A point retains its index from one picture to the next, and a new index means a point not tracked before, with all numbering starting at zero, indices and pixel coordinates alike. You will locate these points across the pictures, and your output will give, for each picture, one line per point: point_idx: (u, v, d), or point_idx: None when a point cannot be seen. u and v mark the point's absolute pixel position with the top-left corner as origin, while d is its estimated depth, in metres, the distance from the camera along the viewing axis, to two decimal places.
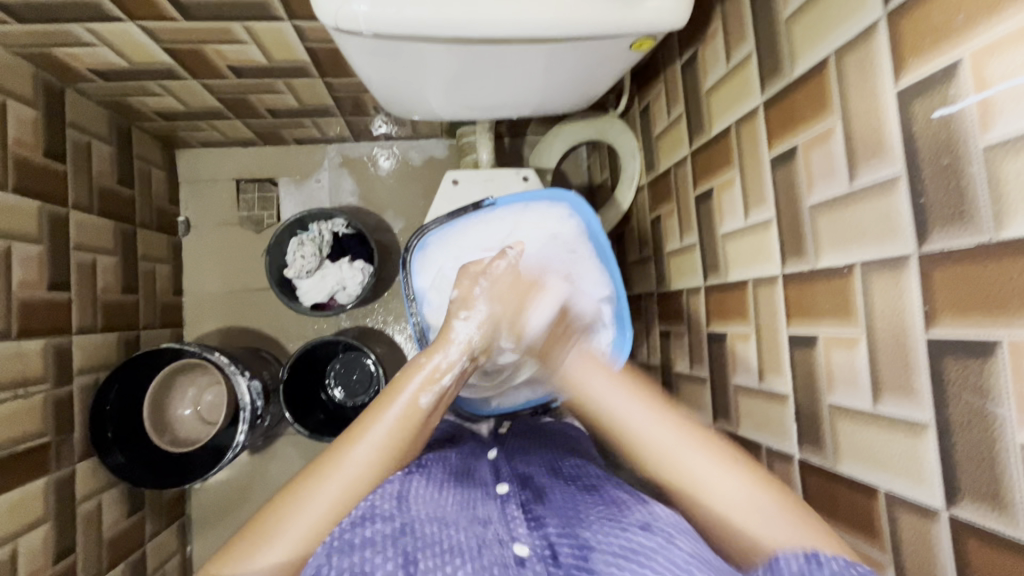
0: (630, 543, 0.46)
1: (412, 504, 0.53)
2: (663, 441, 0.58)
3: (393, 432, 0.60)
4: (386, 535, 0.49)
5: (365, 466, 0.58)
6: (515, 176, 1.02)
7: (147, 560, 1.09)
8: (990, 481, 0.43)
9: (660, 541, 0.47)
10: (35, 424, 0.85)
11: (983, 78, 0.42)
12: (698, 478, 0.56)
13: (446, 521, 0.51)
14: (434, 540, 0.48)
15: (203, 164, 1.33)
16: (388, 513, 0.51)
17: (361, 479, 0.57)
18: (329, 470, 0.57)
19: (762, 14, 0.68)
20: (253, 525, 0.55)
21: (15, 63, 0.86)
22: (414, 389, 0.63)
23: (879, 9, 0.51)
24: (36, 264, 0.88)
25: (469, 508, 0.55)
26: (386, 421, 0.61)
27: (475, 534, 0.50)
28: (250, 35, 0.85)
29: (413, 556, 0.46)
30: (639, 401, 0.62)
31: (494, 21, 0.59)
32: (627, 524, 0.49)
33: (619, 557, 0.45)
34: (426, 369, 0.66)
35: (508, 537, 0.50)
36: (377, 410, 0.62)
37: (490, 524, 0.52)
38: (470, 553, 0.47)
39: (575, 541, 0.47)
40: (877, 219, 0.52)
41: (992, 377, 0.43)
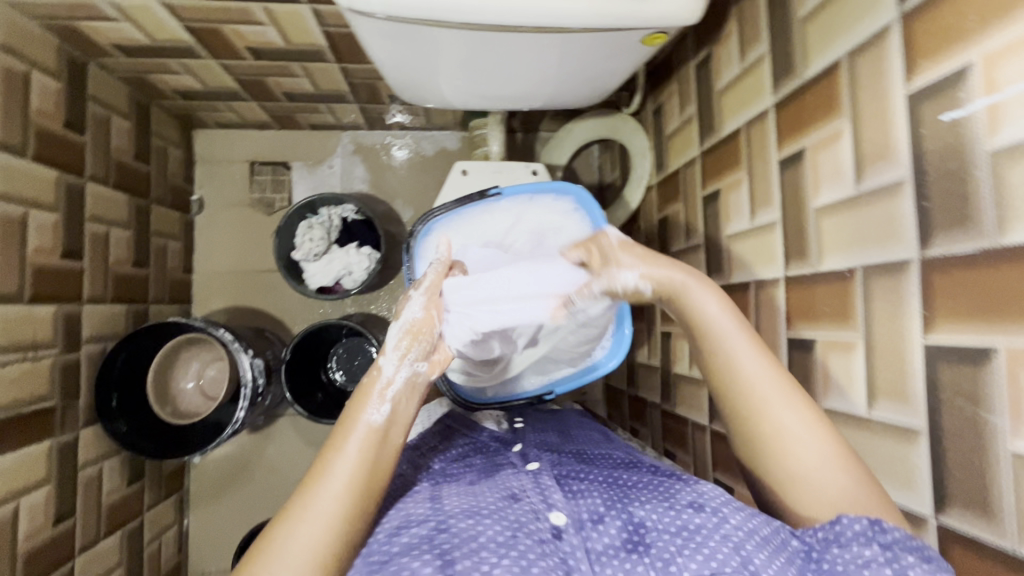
0: (682, 521, 0.51)
1: (446, 504, 0.56)
2: (765, 392, 0.55)
3: (358, 461, 0.53)
4: (422, 536, 0.50)
5: (339, 502, 0.51)
6: (523, 169, 1.03)
7: (144, 530, 1.11)
8: (980, 490, 0.43)
9: (712, 519, 0.50)
10: (42, 388, 0.87)
11: (993, 81, 0.42)
12: (796, 443, 0.53)
13: (479, 509, 0.53)
14: (471, 533, 0.49)
15: (219, 144, 1.35)
16: (423, 517, 0.53)
17: (335, 519, 0.50)
18: (298, 517, 0.50)
19: (777, 15, 0.68)
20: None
21: (41, 35, 0.88)
22: (368, 408, 0.56)
23: (893, 11, 0.50)
24: (52, 232, 0.90)
25: (503, 488, 0.58)
26: (363, 427, 0.55)
27: (508, 519, 0.51)
28: (270, 16, 0.86)
29: (449, 554, 0.47)
30: (761, 355, 0.57)
31: (507, 9, 0.59)
32: (679, 506, 0.53)
33: (677, 535, 0.50)
34: (378, 384, 0.58)
35: (544, 510, 0.54)
36: (334, 444, 0.54)
37: (523, 502, 0.55)
38: (508, 540, 0.48)
39: (628, 520, 0.52)
40: (881, 223, 0.52)
41: (988, 384, 0.42)
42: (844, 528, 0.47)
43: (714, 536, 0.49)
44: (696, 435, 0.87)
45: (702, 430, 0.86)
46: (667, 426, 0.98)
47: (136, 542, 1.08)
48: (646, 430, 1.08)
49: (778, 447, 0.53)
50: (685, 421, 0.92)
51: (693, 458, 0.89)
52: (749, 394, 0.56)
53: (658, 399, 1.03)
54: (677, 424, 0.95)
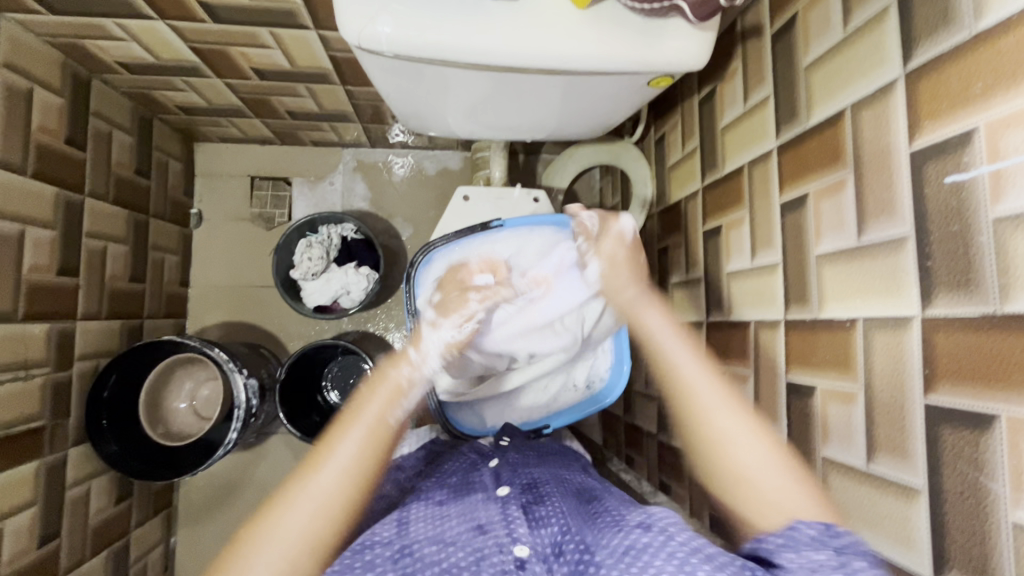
0: (629, 542, 0.50)
1: (412, 528, 0.57)
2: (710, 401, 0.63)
3: (357, 453, 0.59)
4: (387, 558, 0.52)
5: (338, 483, 0.56)
6: (525, 196, 1.03)
7: (130, 550, 1.09)
8: (980, 557, 0.43)
9: (657, 536, 0.50)
10: (32, 407, 0.86)
11: (998, 149, 0.42)
12: (734, 443, 0.59)
13: (447, 538, 0.55)
14: (435, 558, 0.52)
15: (220, 158, 1.35)
16: (388, 539, 0.55)
17: (330, 501, 0.55)
18: (298, 494, 0.55)
19: (782, 59, 0.68)
20: (226, 555, 0.52)
21: (46, 52, 0.88)
22: (380, 407, 0.63)
23: (898, 68, 0.51)
24: (48, 249, 0.89)
25: (471, 516, 0.58)
26: (360, 425, 0.61)
27: (473, 547, 0.52)
28: (276, 40, 0.87)
29: (412, 573, 0.50)
30: (717, 385, 0.64)
31: (515, 51, 0.60)
32: (628, 527, 0.53)
33: (623, 556, 0.49)
34: (393, 385, 0.65)
35: (508, 541, 0.52)
36: (338, 432, 0.60)
37: (492, 529, 0.54)
38: (470, 566, 0.50)
39: (580, 542, 0.52)
40: (883, 276, 0.52)
41: (989, 451, 0.42)
42: (800, 533, 0.49)
43: (660, 553, 0.48)
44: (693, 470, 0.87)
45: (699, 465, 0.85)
46: (662, 458, 0.98)
47: (121, 562, 1.06)
48: (641, 458, 1.07)
49: (722, 454, 0.59)
50: (682, 455, 0.91)
51: (689, 493, 0.88)
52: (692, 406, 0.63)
53: (654, 429, 1.02)
54: (672, 456, 0.94)
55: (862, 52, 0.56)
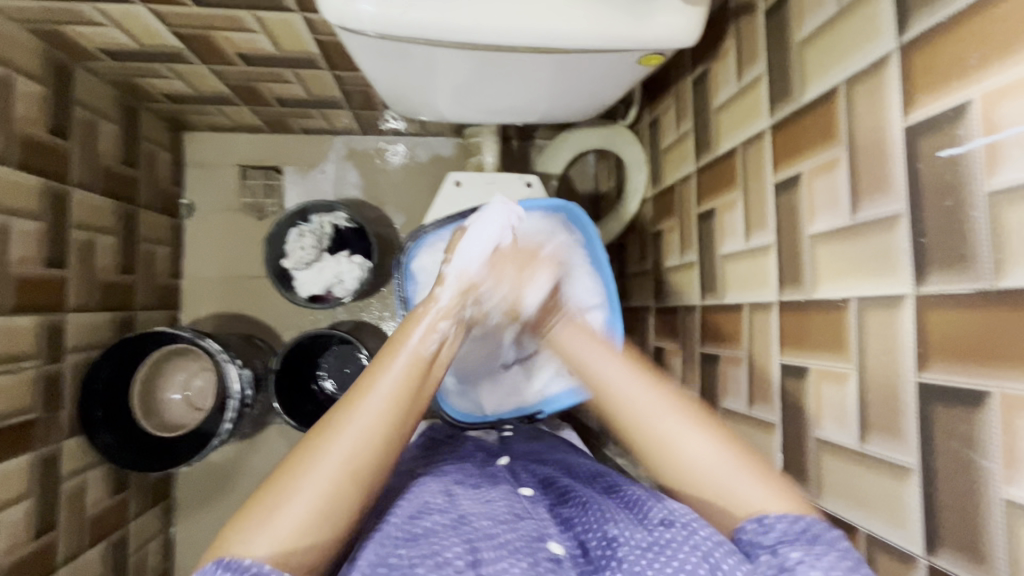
0: (653, 537, 0.50)
1: (461, 504, 0.57)
2: (641, 405, 0.61)
3: (404, 381, 0.57)
4: (443, 527, 0.52)
5: (383, 412, 0.55)
6: (517, 181, 1.01)
7: (129, 540, 1.10)
8: (972, 534, 0.43)
9: (681, 530, 0.50)
10: (24, 400, 0.86)
11: (993, 120, 0.41)
12: (678, 440, 0.58)
13: (499, 517, 0.55)
14: (492, 534, 0.51)
15: (209, 148, 1.33)
16: (440, 510, 0.55)
17: (377, 428, 0.54)
18: (344, 421, 0.53)
19: (775, 35, 0.67)
20: (276, 479, 0.51)
21: (25, 39, 0.86)
22: (420, 336, 0.61)
23: (892, 41, 0.50)
24: (35, 241, 0.88)
25: (510, 503, 0.58)
26: (393, 374, 0.57)
27: (523, 530, 0.53)
28: (261, 24, 0.85)
29: (476, 549, 0.49)
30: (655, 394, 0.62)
31: (502, 29, 0.58)
32: (650, 524, 0.53)
33: (646, 551, 0.49)
34: (424, 321, 0.63)
35: (546, 534, 0.53)
36: (383, 361, 0.58)
37: (529, 519, 0.55)
38: (524, 548, 0.50)
39: (603, 537, 0.52)
40: (876, 254, 0.51)
41: (982, 428, 0.42)
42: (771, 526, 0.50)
43: (684, 547, 0.48)
44: None
45: None
46: None
47: (120, 553, 1.07)
48: None
49: (669, 451, 0.58)
50: None
51: None
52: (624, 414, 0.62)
53: None
54: None
55: (856, 26, 0.54)
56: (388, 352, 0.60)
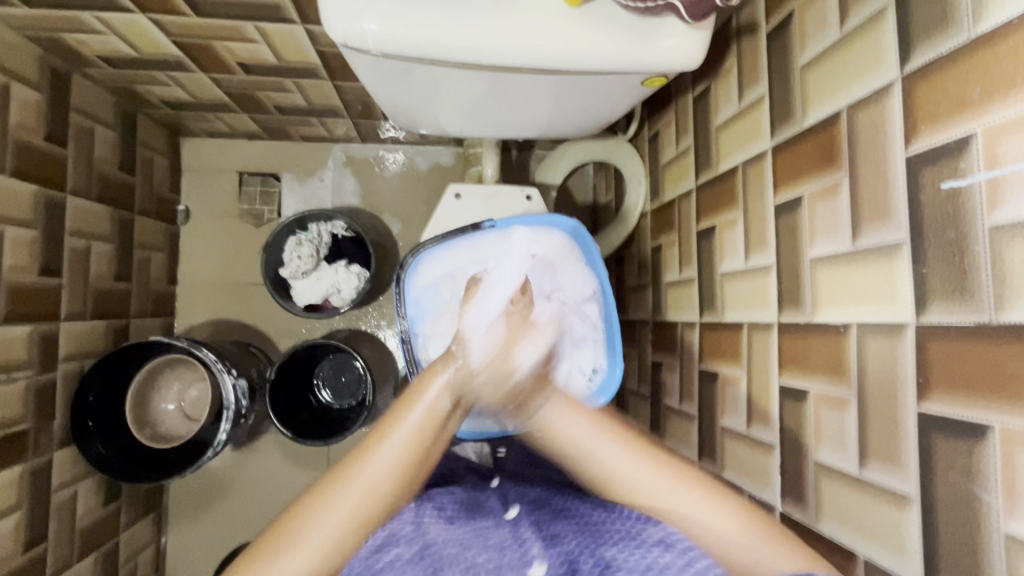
0: (651, 559, 0.51)
1: (430, 526, 0.58)
2: (584, 440, 0.61)
3: (411, 442, 0.57)
4: (408, 558, 0.54)
5: (387, 470, 0.55)
6: (517, 194, 1.01)
7: (119, 551, 1.08)
8: (973, 566, 0.43)
9: (680, 560, 0.50)
10: (15, 411, 0.84)
11: (995, 155, 0.41)
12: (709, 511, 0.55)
13: (465, 543, 0.57)
14: (458, 559, 0.54)
15: (208, 154, 1.33)
16: (409, 536, 0.56)
17: (379, 488, 0.54)
18: (344, 481, 0.54)
19: (777, 57, 0.67)
20: (272, 532, 0.52)
21: (22, 46, 0.85)
22: (436, 391, 0.60)
23: (895, 71, 0.50)
24: (29, 250, 0.87)
25: (485, 535, 0.59)
26: (382, 458, 0.55)
27: (493, 553, 0.55)
28: (262, 34, 0.84)
29: (436, 570, 0.53)
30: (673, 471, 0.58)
31: (506, 50, 0.58)
32: (648, 542, 0.53)
33: (645, 573, 0.50)
34: (441, 377, 0.62)
35: (524, 561, 0.54)
36: (396, 417, 0.58)
37: (507, 542, 0.57)
38: (491, 573, 0.53)
39: (597, 561, 0.53)
40: (877, 280, 0.51)
41: (982, 461, 0.42)
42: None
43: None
44: None
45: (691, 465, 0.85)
46: None
47: (110, 563, 1.05)
48: None
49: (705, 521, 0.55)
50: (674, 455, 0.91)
51: None
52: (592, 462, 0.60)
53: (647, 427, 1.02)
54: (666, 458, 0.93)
55: (858, 53, 0.55)
56: (378, 433, 0.57)
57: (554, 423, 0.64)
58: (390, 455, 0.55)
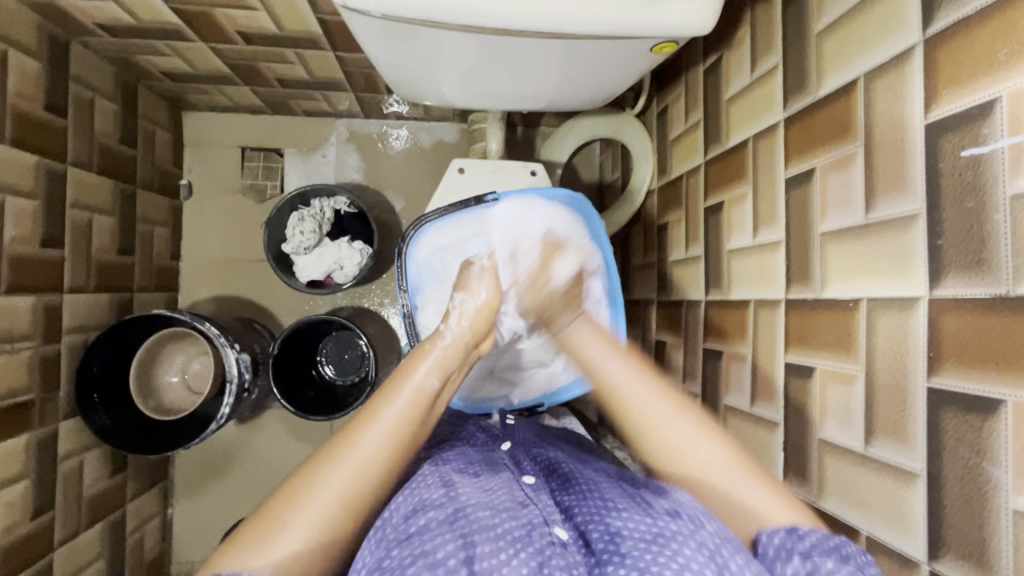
0: (657, 530, 0.48)
1: (457, 493, 0.55)
2: (646, 405, 0.62)
3: (402, 421, 0.57)
4: (440, 521, 0.50)
5: (378, 449, 0.55)
6: (522, 170, 1.00)
7: (126, 521, 1.10)
8: (979, 542, 0.42)
9: (690, 526, 0.49)
10: (20, 381, 0.85)
11: (1020, 120, 0.40)
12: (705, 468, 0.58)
13: (497, 504, 0.53)
14: (490, 524, 0.49)
15: (210, 128, 1.31)
16: (438, 501, 0.53)
17: (370, 466, 0.54)
18: (336, 458, 0.54)
19: (793, 24, 0.65)
20: (266, 509, 0.52)
21: (19, 12, 0.83)
22: (425, 372, 0.61)
23: (917, 34, 0.48)
24: (30, 221, 0.87)
25: (512, 490, 0.56)
26: (378, 431, 0.56)
27: (523, 518, 0.50)
28: (262, 1, 0.82)
29: (469, 537, 0.47)
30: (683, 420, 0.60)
31: (511, 13, 0.56)
32: (657, 514, 0.51)
33: (650, 544, 0.46)
34: (432, 351, 0.64)
35: (553, 517, 0.51)
36: (385, 398, 0.59)
37: (533, 506, 0.53)
38: (523, 537, 0.48)
39: (605, 531, 0.50)
40: (890, 254, 0.50)
41: (992, 436, 0.41)
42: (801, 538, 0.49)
43: (690, 543, 0.46)
44: None
45: None
46: None
47: (118, 533, 1.07)
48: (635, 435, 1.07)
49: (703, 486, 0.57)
50: None
51: None
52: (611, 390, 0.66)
53: None
54: None
55: (879, 17, 0.53)
56: (370, 411, 0.58)
57: (576, 338, 0.74)
58: (381, 433, 0.56)
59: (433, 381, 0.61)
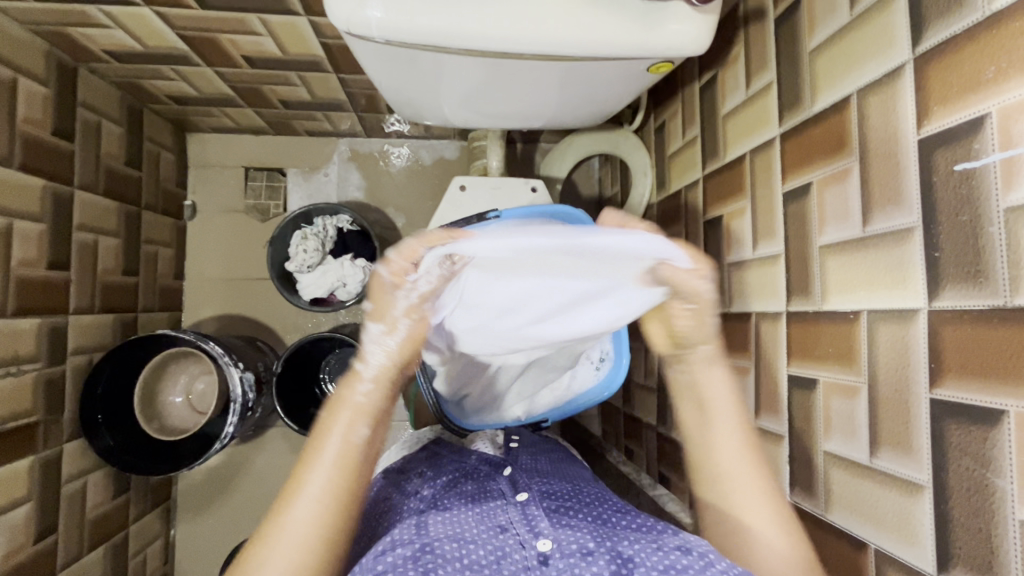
0: (669, 560, 0.49)
1: (432, 527, 0.54)
2: (733, 460, 0.61)
3: (334, 479, 0.54)
4: (405, 558, 0.49)
5: (317, 513, 0.52)
6: (522, 186, 1.01)
7: (128, 543, 1.09)
8: (987, 555, 0.42)
9: (700, 563, 0.48)
10: (24, 403, 0.85)
11: (1010, 135, 0.40)
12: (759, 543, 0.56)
13: (466, 537, 0.53)
14: (457, 557, 0.50)
15: (214, 149, 1.33)
16: (408, 539, 0.52)
17: (324, 499, 0.53)
18: (279, 524, 0.52)
19: (786, 42, 0.67)
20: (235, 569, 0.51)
21: (28, 40, 0.85)
22: (351, 414, 0.56)
23: (907, 52, 0.49)
24: (38, 243, 0.88)
25: (489, 517, 0.57)
26: (325, 464, 0.54)
27: (492, 545, 0.52)
28: (266, 26, 0.84)
29: (432, 571, 0.47)
30: (741, 435, 0.62)
31: (510, 36, 0.58)
32: (666, 548, 0.51)
33: (664, 573, 0.48)
34: (350, 404, 0.57)
35: (529, 538, 0.53)
36: (323, 432, 0.56)
37: (512, 531, 0.55)
38: (492, 565, 0.50)
39: (615, 555, 0.50)
40: (889, 266, 0.51)
41: (996, 447, 0.41)
42: None
43: None
44: None
45: None
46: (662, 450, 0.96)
47: (120, 555, 1.06)
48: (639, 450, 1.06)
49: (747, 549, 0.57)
50: (681, 447, 0.89)
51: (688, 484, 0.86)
52: (708, 425, 0.64)
53: (653, 421, 1.00)
54: (671, 449, 0.92)
55: (869, 36, 0.54)
56: (311, 452, 0.55)
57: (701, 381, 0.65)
58: (325, 471, 0.54)
59: (365, 429, 0.56)
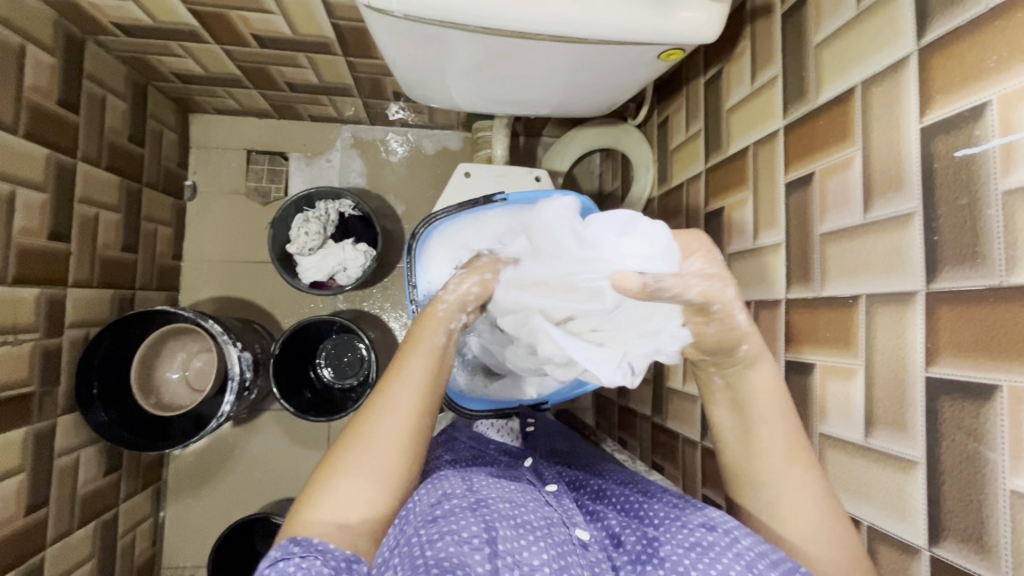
0: (695, 538, 0.49)
1: (479, 483, 0.54)
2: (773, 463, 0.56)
3: (432, 365, 0.60)
4: (463, 507, 0.49)
5: (417, 392, 0.58)
6: (526, 175, 1.02)
7: (118, 521, 1.08)
8: (978, 527, 0.44)
9: (724, 538, 0.49)
10: (21, 372, 0.85)
11: (1010, 122, 0.42)
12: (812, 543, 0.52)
13: (516, 499, 0.53)
14: (511, 515, 0.49)
15: (217, 131, 1.33)
16: (461, 492, 0.51)
17: (426, 383, 0.59)
18: (383, 407, 0.56)
19: (792, 37, 0.68)
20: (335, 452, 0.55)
21: (38, 8, 0.85)
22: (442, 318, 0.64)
23: (912, 43, 0.51)
24: (39, 214, 0.87)
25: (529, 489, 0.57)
26: (422, 351, 0.61)
27: (541, 513, 0.52)
28: (278, 4, 0.85)
29: (493, 526, 0.47)
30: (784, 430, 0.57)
31: (525, 15, 0.59)
32: (690, 525, 0.51)
33: (689, 550, 0.48)
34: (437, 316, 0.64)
35: (568, 521, 0.53)
36: (421, 326, 0.63)
37: (552, 508, 0.55)
38: (544, 530, 0.50)
39: (642, 536, 0.52)
40: (887, 252, 0.52)
41: (989, 421, 0.43)
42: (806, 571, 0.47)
43: (727, 553, 0.47)
44: (687, 449, 0.86)
45: (693, 445, 0.84)
46: (656, 439, 0.97)
47: (109, 533, 1.05)
48: (632, 440, 1.07)
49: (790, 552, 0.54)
50: (675, 436, 0.90)
51: (682, 472, 0.88)
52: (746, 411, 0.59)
53: (648, 411, 1.02)
54: (666, 438, 0.93)
55: (875, 29, 0.56)
56: (410, 343, 0.62)
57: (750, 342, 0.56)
58: (422, 357, 0.60)
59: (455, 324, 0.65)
